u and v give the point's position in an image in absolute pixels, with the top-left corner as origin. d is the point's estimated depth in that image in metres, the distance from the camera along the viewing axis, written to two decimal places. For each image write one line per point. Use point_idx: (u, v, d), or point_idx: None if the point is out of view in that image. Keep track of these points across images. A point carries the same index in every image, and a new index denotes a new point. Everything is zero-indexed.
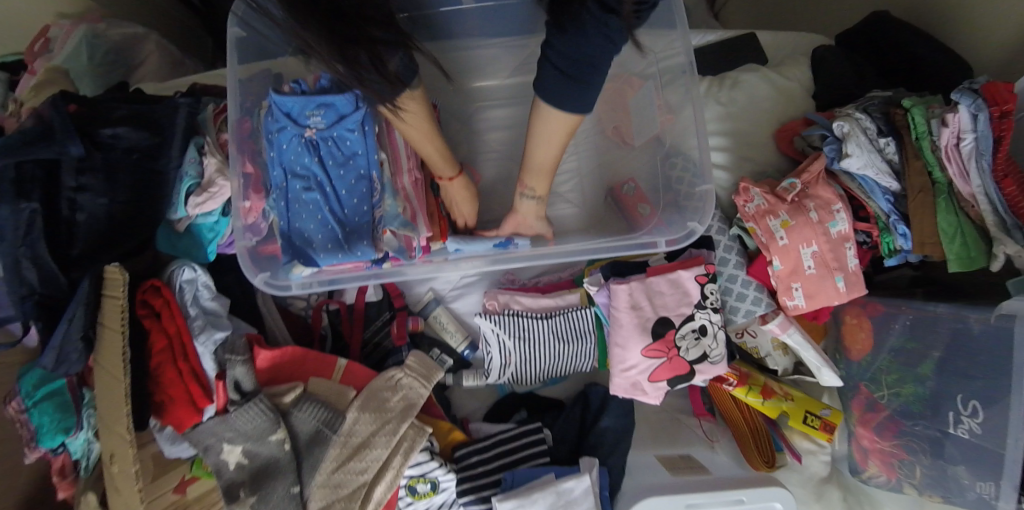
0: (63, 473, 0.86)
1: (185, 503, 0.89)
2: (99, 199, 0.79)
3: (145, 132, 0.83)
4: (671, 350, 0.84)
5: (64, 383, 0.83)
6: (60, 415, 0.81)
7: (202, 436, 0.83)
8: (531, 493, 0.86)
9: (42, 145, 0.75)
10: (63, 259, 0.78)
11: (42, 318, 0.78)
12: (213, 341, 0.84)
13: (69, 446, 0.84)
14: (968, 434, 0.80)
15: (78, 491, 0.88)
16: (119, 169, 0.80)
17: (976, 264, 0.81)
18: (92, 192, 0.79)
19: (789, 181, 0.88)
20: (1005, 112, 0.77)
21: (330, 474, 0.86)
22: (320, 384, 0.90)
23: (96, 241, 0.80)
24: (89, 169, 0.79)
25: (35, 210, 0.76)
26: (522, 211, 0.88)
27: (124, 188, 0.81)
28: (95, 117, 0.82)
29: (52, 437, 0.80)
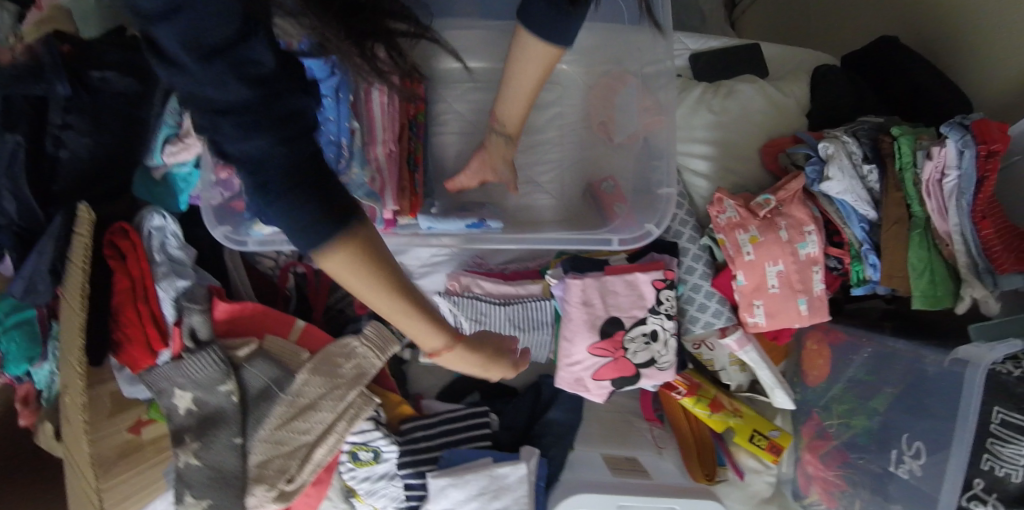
0: (25, 402, 0.94)
1: (138, 443, 0.93)
2: (83, 138, 0.85)
3: (132, 80, 0.87)
4: (618, 350, 0.86)
5: (35, 313, 0.87)
6: (27, 345, 0.85)
7: (156, 379, 0.85)
8: (465, 473, 0.88)
9: (30, 81, 0.82)
10: (44, 194, 0.85)
11: (16, 245, 0.84)
12: (174, 288, 0.87)
13: (34, 375, 0.91)
14: (908, 475, 0.77)
15: (39, 419, 0.95)
16: (106, 113, 0.86)
17: (941, 304, 0.79)
18: (76, 131, 0.85)
19: (764, 198, 0.86)
20: (993, 152, 0.73)
21: (273, 430, 0.88)
22: (276, 342, 0.93)
23: (78, 179, 0.86)
24: (75, 110, 0.85)
25: (19, 142, 0.82)
26: (493, 150, 0.90)
27: (108, 133, 0.87)
28: (87, 58, 0.87)
29: (18, 364, 0.85)
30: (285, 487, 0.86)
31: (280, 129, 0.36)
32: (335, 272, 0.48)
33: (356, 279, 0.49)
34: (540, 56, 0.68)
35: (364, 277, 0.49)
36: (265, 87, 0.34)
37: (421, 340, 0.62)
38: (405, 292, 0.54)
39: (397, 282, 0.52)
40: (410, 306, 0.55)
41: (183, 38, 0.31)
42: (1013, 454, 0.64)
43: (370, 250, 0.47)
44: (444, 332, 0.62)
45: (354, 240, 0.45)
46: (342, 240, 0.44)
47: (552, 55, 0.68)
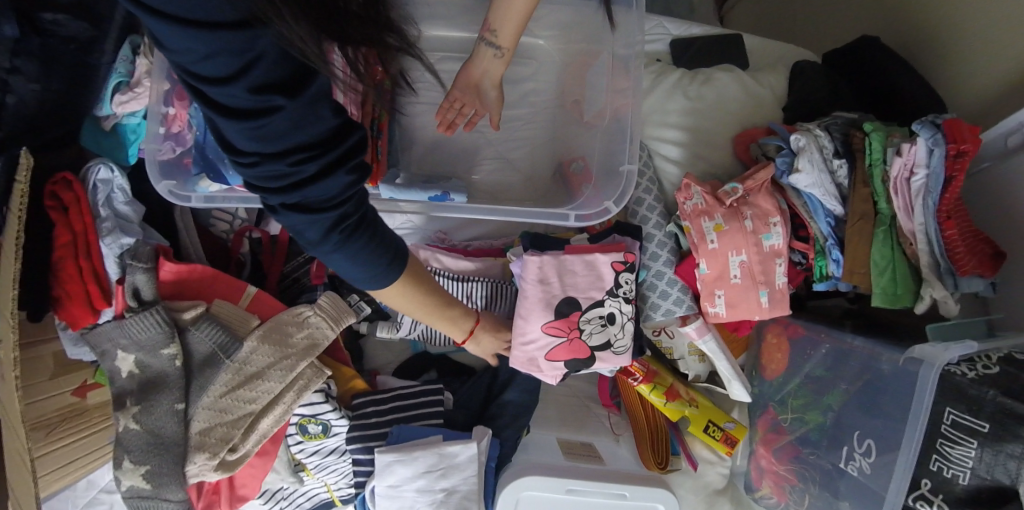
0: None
1: (82, 407, 0.90)
2: (31, 84, 0.73)
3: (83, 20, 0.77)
4: (572, 331, 0.84)
5: None
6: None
7: (100, 340, 0.83)
8: (413, 450, 0.86)
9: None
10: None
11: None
12: (119, 244, 0.83)
13: None
14: (857, 472, 0.77)
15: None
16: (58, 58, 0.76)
17: (899, 303, 0.78)
18: (24, 75, 0.73)
19: (731, 186, 0.85)
20: (962, 152, 0.73)
21: (217, 397, 0.85)
22: (223, 307, 0.89)
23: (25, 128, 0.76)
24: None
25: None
26: (484, 64, 0.79)
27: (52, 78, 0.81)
28: None
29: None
30: (226, 458, 0.84)
31: (324, 146, 0.39)
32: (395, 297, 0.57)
33: (407, 296, 0.58)
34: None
35: (409, 292, 0.58)
36: (318, 112, 0.38)
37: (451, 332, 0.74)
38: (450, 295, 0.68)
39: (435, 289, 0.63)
40: (449, 313, 0.67)
41: (252, 88, 0.35)
42: (961, 456, 0.66)
43: (413, 272, 0.56)
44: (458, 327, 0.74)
45: (398, 257, 0.50)
46: (396, 259, 0.50)
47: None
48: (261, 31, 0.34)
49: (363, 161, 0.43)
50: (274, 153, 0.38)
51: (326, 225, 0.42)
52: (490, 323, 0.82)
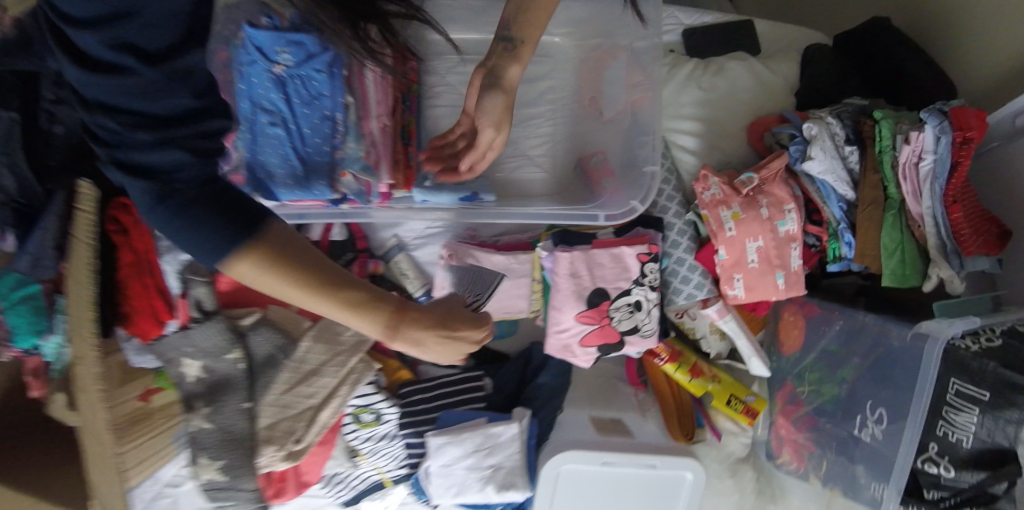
0: (36, 373, 0.99)
1: (147, 410, 0.99)
2: (76, 113, 0.87)
3: None
4: (604, 319, 0.90)
5: (39, 288, 0.92)
6: (34, 317, 0.91)
7: (165, 349, 0.90)
8: (461, 432, 0.94)
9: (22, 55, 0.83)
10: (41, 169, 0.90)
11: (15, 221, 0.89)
12: (178, 261, 0.90)
13: (43, 349, 0.95)
14: (870, 438, 0.85)
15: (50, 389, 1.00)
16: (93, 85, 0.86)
17: (908, 282, 0.84)
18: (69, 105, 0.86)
19: (747, 176, 0.90)
20: (968, 139, 0.78)
21: (280, 394, 0.94)
22: (279, 311, 0.96)
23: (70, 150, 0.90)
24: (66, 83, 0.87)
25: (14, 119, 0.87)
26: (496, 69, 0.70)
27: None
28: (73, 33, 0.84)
29: (27, 337, 0.92)
30: (292, 448, 0.93)
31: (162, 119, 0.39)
32: (263, 286, 0.46)
33: (273, 281, 0.46)
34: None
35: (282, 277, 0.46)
36: (172, 87, 0.38)
37: (365, 326, 0.52)
38: (339, 275, 0.49)
39: (308, 264, 0.47)
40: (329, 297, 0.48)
41: (106, 42, 0.36)
42: (965, 421, 0.73)
43: (284, 248, 0.45)
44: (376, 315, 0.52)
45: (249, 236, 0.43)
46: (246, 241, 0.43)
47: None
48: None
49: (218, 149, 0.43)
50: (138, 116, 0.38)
51: (178, 180, 0.41)
52: (433, 319, 0.56)
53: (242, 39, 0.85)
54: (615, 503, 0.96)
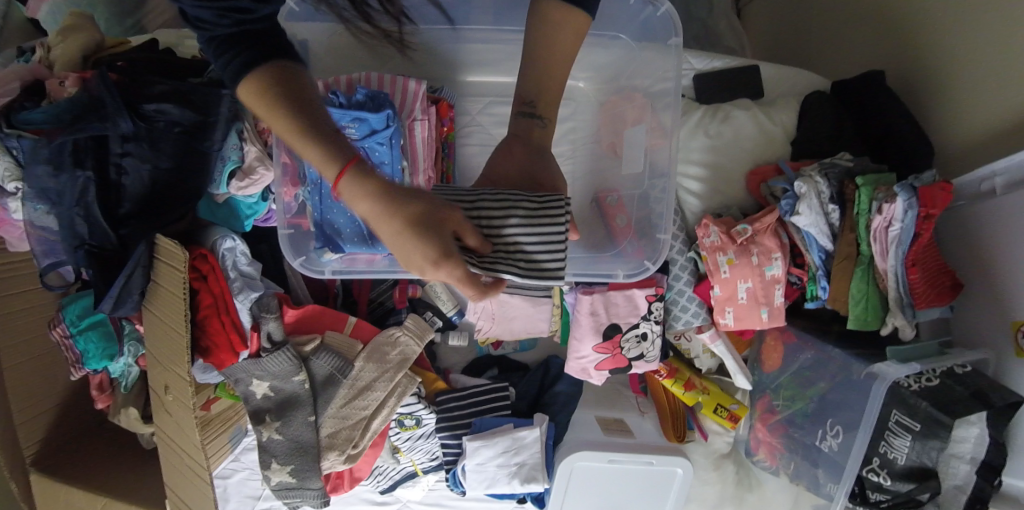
0: (102, 388, 1.19)
1: (209, 417, 1.11)
2: (143, 165, 0.96)
3: (186, 109, 0.96)
4: (616, 349, 1.08)
5: (105, 317, 1.08)
6: (102, 343, 1.09)
7: (235, 371, 1.06)
8: (494, 436, 1.12)
9: (96, 119, 0.92)
10: (113, 218, 0.97)
11: (94, 265, 0.96)
12: (250, 299, 1.04)
13: (111, 368, 1.13)
14: (829, 448, 1.03)
15: (114, 401, 1.20)
16: (162, 139, 0.96)
17: (869, 326, 0.99)
18: (136, 158, 0.96)
19: (743, 227, 1.04)
20: (931, 215, 0.91)
21: (339, 407, 1.11)
22: (334, 336, 1.12)
23: (139, 202, 0.98)
24: (134, 139, 0.95)
25: (89, 178, 0.94)
26: (530, 142, 0.78)
27: (166, 156, 0.97)
28: (138, 90, 0.96)
29: (97, 360, 1.09)
30: (350, 452, 1.11)
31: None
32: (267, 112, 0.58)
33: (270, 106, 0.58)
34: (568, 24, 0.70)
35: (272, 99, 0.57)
36: None
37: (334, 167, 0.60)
38: (322, 130, 0.59)
39: (307, 116, 0.58)
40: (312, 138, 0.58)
41: None
42: (900, 444, 0.91)
43: (269, 85, 0.57)
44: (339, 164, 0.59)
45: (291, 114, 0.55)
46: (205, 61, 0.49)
47: (582, 22, 0.70)
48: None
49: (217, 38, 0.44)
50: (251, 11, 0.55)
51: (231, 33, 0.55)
52: (400, 191, 0.61)
53: None
54: (618, 493, 1.17)
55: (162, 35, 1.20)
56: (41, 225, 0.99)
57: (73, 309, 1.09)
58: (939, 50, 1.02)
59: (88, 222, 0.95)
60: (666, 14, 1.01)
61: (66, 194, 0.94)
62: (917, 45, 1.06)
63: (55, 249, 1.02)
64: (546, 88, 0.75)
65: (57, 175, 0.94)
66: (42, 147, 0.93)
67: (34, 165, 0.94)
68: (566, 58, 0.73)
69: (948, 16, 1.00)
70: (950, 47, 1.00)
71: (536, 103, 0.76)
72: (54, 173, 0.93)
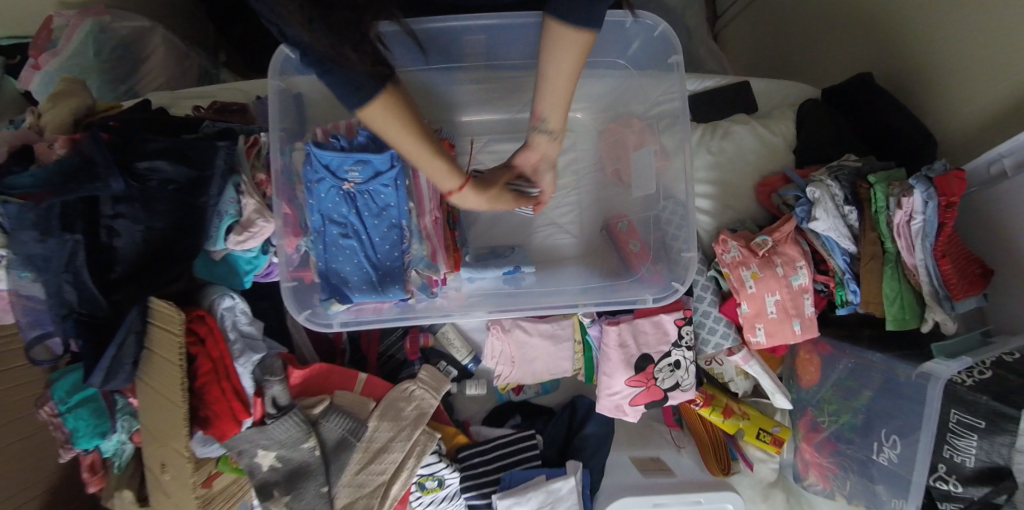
0: (94, 469, 1.05)
1: (211, 495, 0.97)
2: (135, 226, 0.90)
3: (182, 166, 0.92)
4: (650, 381, 1.01)
5: (96, 391, 0.99)
6: (94, 420, 0.98)
7: (238, 442, 0.95)
8: (526, 492, 1.02)
9: (85, 182, 0.86)
10: (104, 282, 0.90)
11: (84, 335, 0.89)
12: (252, 362, 0.94)
13: (102, 446, 1.02)
14: (887, 461, 0.98)
15: (109, 484, 1.07)
16: (156, 199, 0.90)
17: (908, 325, 0.96)
18: (128, 220, 0.90)
19: (762, 238, 1.01)
20: (951, 203, 0.90)
21: (354, 474, 1.01)
22: (344, 396, 1.03)
23: (133, 266, 0.91)
24: (125, 200, 0.89)
25: (78, 240, 0.87)
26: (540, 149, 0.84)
27: (160, 216, 0.91)
28: (133, 149, 0.92)
29: (88, 439, 0.98)
30: None
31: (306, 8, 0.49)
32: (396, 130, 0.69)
33: (404, 127, 0.69)
34: (572, 45, 0.65)
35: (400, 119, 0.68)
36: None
37: (437, 181, 0.80)
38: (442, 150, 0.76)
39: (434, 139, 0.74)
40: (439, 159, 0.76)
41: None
42: (965, 445, 0.85)
43: (405, 115, 0.68)
44: (453, 177, 0.79)
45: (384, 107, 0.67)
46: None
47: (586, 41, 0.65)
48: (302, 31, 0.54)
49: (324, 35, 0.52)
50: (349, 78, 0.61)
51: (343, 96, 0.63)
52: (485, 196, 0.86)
53: (308, 156, 0.90)
54: None
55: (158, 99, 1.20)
56: (27, 292, 0.93)
57: (61, 386, 0.98)
58: (922, 46, 1.07)
59: (77, 287, 0.88)
60: (664, 33, 1.01)
61: (54, 259, 0.87)
62: (901, 48, 1.11)
63: (42, 318, 0.94)
64: (553, 107, 0.75)
65: (43, 240, 0.87)
66: (27, 212, 0.86)
67: (20, 230, 0.87)
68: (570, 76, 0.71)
69: (926, 16, 1.05)
70: (933, 44, 1.04)
71: (546, 120, 0.78)
72: (41, 237, 0.86)
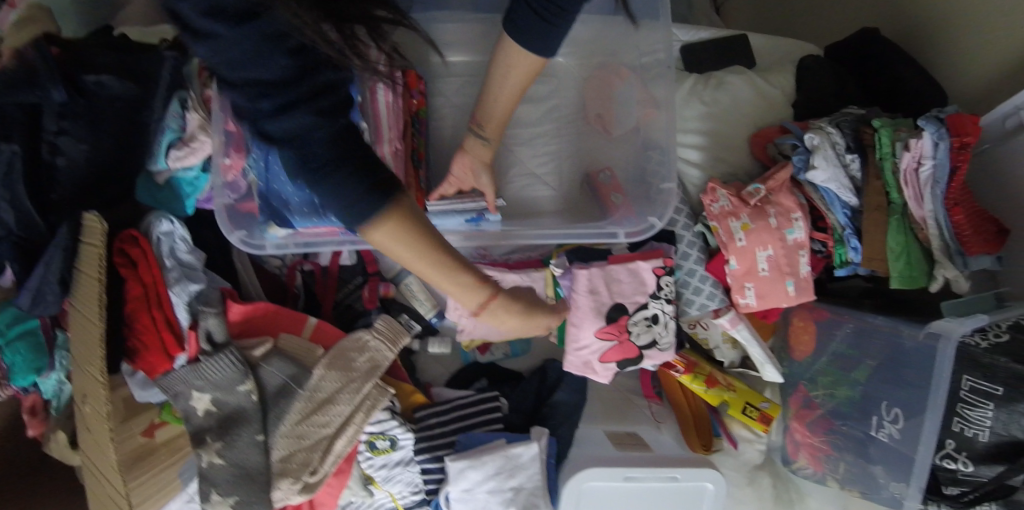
0: (34, 411, 0.97)
1: (151, 446, 0.93)
2: (80, 144, 0.83)
3: (129, 82, 0.85)
4: (622, 334, 0.91)
5: (37, 323, 0.91)
6: (31, 355, 0.89)
7: (173, 382, 0.87)
8: (481, 456, 0.91)
9: (25, 88, 0.79)
10: (43, 202, 0.83)
11: (17, 258, 0.82)
12: (187, 292, 0.88)
13: (41, 385, 0.94)
14: (888, 438, 0.87)
15: (48, 428, 0.98)
16: (102, 117, 0.84)
17: (916, 283, 0.87)
18: (72, 137, 0.82)
19: (755, 186, 0.91)
20: (965, 143, 0.81)
21: (294, 425, 0.92)
22: (291, 340, 0.96)
23: (75, 187, 0.84)
24: (69, 116, 0.82)
25: (15, 152, 0.79)
26: (473, 152, 0.86)
27: (106, 137, 0.84)
28: (80, 62, 0.85)
29: (24, 375, 0.90)
30: (308, 480, 0.90)
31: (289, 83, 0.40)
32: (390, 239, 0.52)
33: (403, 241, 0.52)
34: (525, 65, 0.63)
35: (411, 241, 0.52)
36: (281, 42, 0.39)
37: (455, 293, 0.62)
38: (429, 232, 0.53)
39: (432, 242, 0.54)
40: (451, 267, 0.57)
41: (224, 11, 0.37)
42: (979, 417, 0.76)
43: (405, 199, 0.50)
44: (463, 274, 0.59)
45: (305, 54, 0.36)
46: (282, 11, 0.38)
47: (537, 64, 0.64)
48: (236, 22, 0.37)
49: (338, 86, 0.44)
50: (240, 85, 0.40)
51: (291, 163, 0.45)
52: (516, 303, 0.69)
53: None
54: None
55: (127, 31, 1.08)
56: None
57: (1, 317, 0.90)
58: None
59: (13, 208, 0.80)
60: None
61: None
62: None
63: None
64: (516, 72, 0.65)
65: None
66: None
67: None
68: (514, 97, 0.74)
69: None
70: None
71: (507, 85, 0.69)
72: None
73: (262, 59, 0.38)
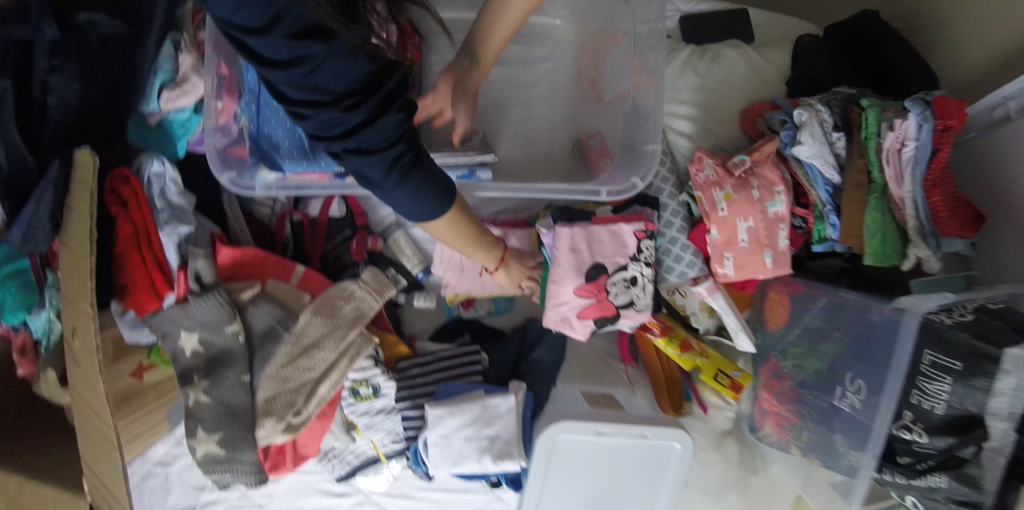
0: (24, 351, 0.99)
1: (139, 387, 0.97)
2: (71, 84, 0.81)
3: (121, 21, 0.83)
4: (601, 293, 0.94)
5: (27, 262, 0.88)
6: (21, 294, 0.88)
7: (161, 322, 0.90)
8: (459, 404, 0.95)
9: (13, 22, 0.76)
10: (34, 141, 0.81)
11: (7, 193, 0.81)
12: (177, 233, 0.89)
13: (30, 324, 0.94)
14: (850, 408, 0.90)
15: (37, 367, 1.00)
16: (93, 55, 0.82)
17: (889, 261, 0.89)
18: (64, 75, 0.80)
19: (740, 158, 0.93)
20: (949, 127, 0.81)
21: (279, 368, 0.94)
22: (278, 286, 0.99)
23: (67, 123, 0.82)
24: (60, 53, 0.80)
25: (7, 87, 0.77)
26: (457, 75, 0.78)
27: (98, 75, 0.83)
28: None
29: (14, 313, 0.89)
30: (292, 420, 0.93)
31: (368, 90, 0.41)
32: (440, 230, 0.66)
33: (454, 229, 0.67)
34: None
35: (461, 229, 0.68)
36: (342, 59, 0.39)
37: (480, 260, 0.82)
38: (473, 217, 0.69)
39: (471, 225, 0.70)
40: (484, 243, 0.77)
41: (289, 34, 0.36)
42: (936, 390, 0.76)
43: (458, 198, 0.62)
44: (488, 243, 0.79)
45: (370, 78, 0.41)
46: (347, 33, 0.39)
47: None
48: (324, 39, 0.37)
49: (406, 99, 0.46)
50: (327, 100, 0.40)
51: (387, 164, 0.46)
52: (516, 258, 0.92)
53: None
54: (607, 474, 0.99)
55: None
56: None
57: None
58: None
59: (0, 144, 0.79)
60: None
61: None
62: None
63: None
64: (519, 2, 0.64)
65: None
66: None
67: None
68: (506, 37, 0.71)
69: None
70: None
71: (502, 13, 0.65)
72: None
73: (351, 70, 0.39)
